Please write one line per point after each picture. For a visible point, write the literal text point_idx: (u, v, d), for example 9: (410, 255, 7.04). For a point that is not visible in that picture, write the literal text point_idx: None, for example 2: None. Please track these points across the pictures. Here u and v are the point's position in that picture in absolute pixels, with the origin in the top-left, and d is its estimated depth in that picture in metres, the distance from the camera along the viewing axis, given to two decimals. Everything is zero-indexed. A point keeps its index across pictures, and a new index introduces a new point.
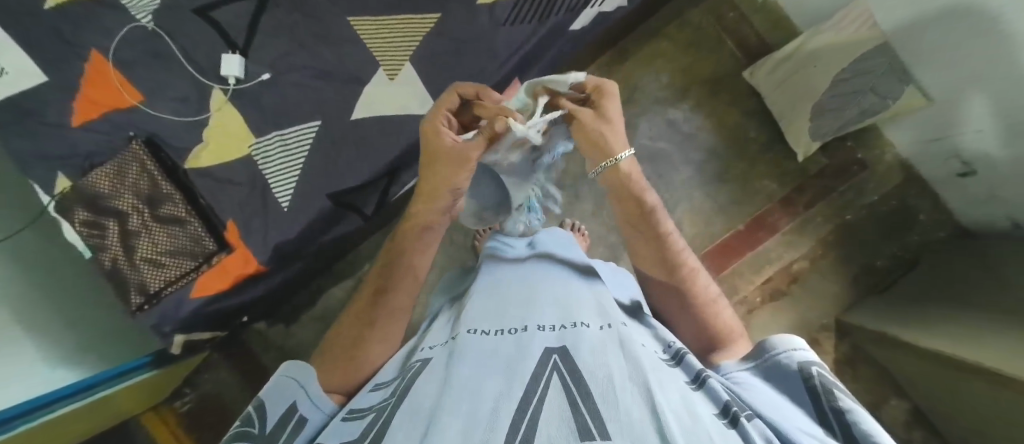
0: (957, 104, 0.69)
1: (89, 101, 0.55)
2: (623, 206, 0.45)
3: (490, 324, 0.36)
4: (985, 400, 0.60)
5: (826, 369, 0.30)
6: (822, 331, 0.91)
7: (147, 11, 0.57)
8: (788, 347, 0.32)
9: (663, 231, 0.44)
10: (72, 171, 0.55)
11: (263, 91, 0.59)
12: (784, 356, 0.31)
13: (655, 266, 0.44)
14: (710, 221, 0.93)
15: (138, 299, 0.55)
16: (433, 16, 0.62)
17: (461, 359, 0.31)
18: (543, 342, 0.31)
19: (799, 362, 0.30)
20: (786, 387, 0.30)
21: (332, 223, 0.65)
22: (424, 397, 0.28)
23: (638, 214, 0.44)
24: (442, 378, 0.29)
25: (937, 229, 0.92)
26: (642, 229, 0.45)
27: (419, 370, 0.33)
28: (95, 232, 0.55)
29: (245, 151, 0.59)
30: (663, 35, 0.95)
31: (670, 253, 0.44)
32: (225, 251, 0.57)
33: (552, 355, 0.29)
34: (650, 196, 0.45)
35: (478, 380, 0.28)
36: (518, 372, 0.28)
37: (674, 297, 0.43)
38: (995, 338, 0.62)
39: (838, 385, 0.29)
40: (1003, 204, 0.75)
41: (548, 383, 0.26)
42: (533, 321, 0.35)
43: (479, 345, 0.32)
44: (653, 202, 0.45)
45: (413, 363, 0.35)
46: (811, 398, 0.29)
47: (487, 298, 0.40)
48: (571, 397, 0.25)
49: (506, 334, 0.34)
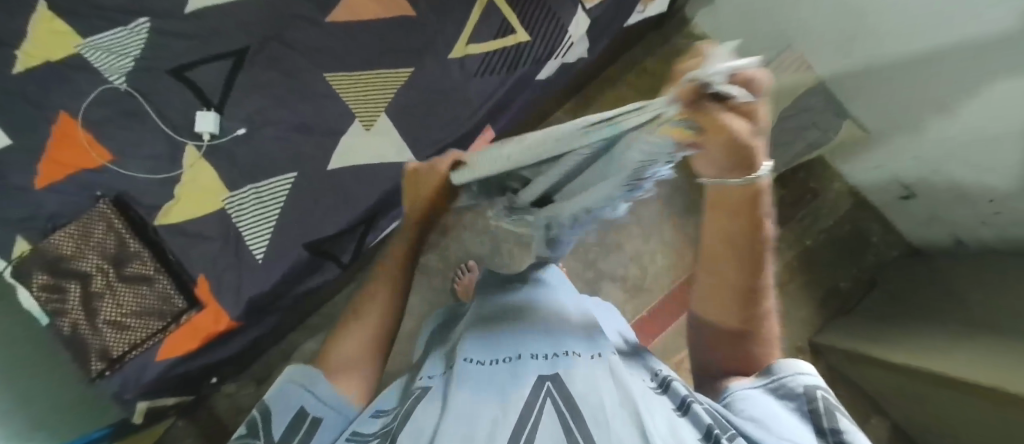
0: (892, 134, 0.76)
1: (56, 162, 0.55)
2: (722, 225, 0.28)
3: (485, 353, 0.36)
4: (959, 410, 0.62)
5: (831, 393, 0.29)
6: (798, 354, 0.94)
7: (121, 73, 0.57)
8: (792, 370, 0.30)
9: (764, 265, 0.31)
10: (32, 233, 0.54)
11: (237, 145, 0.60)
12: (790, 380, 0.29)
13: (728, 293, 0.32)
14: (681, 252, 0.97)
15: (99, 365, 0.52)
16: (406, 70, 0.65)
17: (456, 388, 0.30)
18: (536, 369, 0.31)
19: (805, 385, 0.29)
20: (793, 413, 0.28)
21: (308, 273, 0.64)
22: (425, 422, 0.29)
23: (732, 248, 0.29)
24: (439, 410, 0.29)
25: (889, 249, 0.98)
26: (726, 260, 0.30)
27: (417, 398, 0.32)
28: (54, 297, 0.53)
29: (220, 204, 0.59)
30: (622, 82, 1.02)
31: (754, 288, 0.32)
32: (195, 308, 0.56)
33: (546, 381, 0.30)
34: (767, 228, 0.29)
35: (475, 410, 0.28)
36: (512, 399, 0.28)
37: (727, 332, 0.34)
38: (959, 348, 0.66)
39: (840, 409, 0.28)
40: (945, 222, 0.82)
41: (541, 410, 0.27)
42: (526, 349, 0.35)
43: (476, 372, 0.32)
44: (769, 237, 0.29)
45: (414, 390, 0.34)
46: (817, 426, 0.27)
47: (484, 328, 0.40)
48: (566, 425, 0.26)
49: (501, 362, 0.34)
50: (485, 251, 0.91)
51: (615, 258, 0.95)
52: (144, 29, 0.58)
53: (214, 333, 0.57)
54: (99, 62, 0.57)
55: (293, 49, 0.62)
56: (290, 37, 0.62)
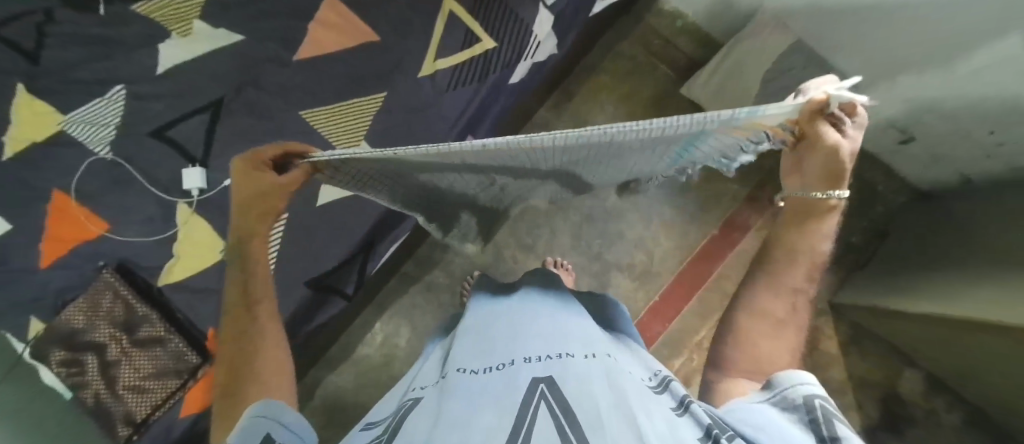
0: (878, 84, 0.74)
1: (54, 238, 0.55)
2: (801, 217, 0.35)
3: (477, 362, 0.36)
4: (996, 350, 0.60)
5: (829, 402, 0.29)
6: (819, 316, 0.93)
7: (105, 142, 0.58)
8: (793, 382, 0.30)
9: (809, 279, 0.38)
10: (44, 313, 0.56)
11: (227, 196, 0.61)
12: (789, 392, 0.30)
13: (774, 282, 0.38)
14: (686, 231, 0.96)
15: (125, 431, 0.55)
16: (380, 94, 0.65)
17: (449, 396, 0.31)
18: (530, 373, 0.32)
19: (803, 395, 0.29)
20: (795, 423, 0.28)
21: (315, 310, 0.67)
22: (416, 433, 0.28)
23: (798, 245, 0.37)
24: (430, 419, 0.29)
25: (897, 196, 0.96)
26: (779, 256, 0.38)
27: (409, 411, 0.32)
28: (74, 371, 0.55)
29: (218, 255, 0.60)
30: (600, 70, 1.01)
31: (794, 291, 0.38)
32: (208, 362, 0.59)
33: (539, 384, 0.30)
34: (823, 246, 0.36)
35: (469, 414, 0.28)
36: (506, 405, 0.28)
37: (757, 326, 0.38)
38: (981, 288, 0.64)
39: (841, 418, 0.28)
40: (950, 162, 0.79)
41: (536, 412, 0.27)
42: (519, 354, 0.35)
43: (468, 382, 0.32)
44: (821, 253, 0.37)
45: (405, 403, 0.35)
46: (816, 433, 0.27)
47: (477, 338, 0.40)
48: (560, 424, 0.25)
49: (493, 370, 0.34)
50: (488, 260, 0.91)
51: (620, 247, 0.94)
52: (122, 96, 0.58)
53: None
54: (81, 134, 0.57)
55: (266, 92, 0.62)
56: (262, 81, 0.62)
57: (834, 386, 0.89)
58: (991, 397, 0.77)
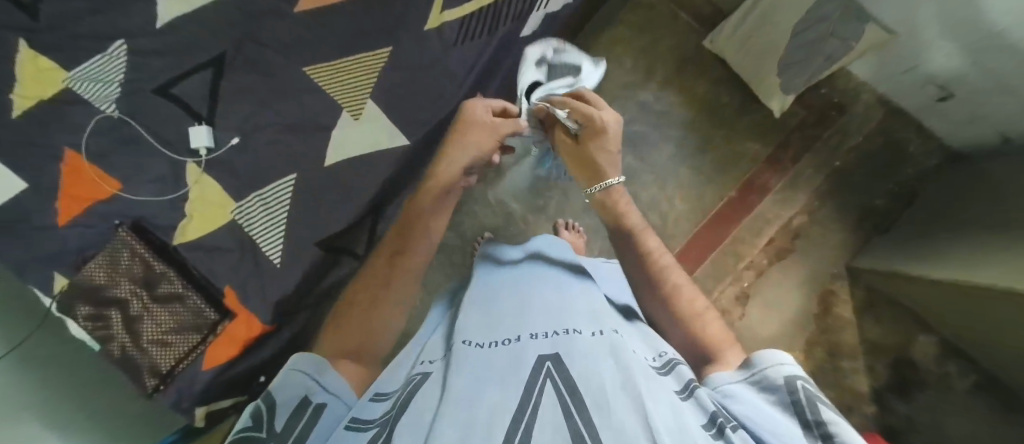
0: (919, 35, 0.68)
1: (72, 198, 0.55)
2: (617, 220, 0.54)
3: (483, 337, 0.37)
4: (1015, 319, 0.59)
5: (809, 381, 0.32)
6: (833, 281, 0.92)
7: (111, 100, 0.56)
8: (775, 362, 0.32)
9: (658, 257, 0.50)
10: (66, 269, 0.57)
11: (235, 155, 0.60)
12: (771, 371, 0.32)
13: (644, 278, 0.48)
14: (701, 193, 0.94)
15: (152, 381, 0.57)
16: (386, 49, 0.62)
17: (456, 370, 0.32)
18: (537, 350, 0.32)
19: (786, 377, 0.31)
20: (775, 405, 0.31)
21: (328, 268, 0.69)
22: (423, 407, 0.29)
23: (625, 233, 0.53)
24: (437, 394, 0.30)
25: (928, 157, 0.91)
26: (632, 252, 0.51)
27: (418, 384, 0.34)
28: (99, 325, 0.57)
29: (229, 215, 0.60)
30: (618, 21, 0.95)
31: (661, 272, 0.48)
32: (227, 318, 0.60)
33: (546, 362, 0.30)
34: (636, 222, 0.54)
35: (476, 390, 0.28)
36: (512, 381, 0.29)
37: (664, 312, 0.46)
38: (1005, 254, 0.62)
39: (823, 400, 0.30)
40: (989, 121, 0.74)
41: (541, 391, 0.27)
42: (525, 330, 0.36)
43: (475, 356, 0.33)
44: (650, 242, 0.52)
45: (413, 377, 0.36)
46: (802, 418, 0.29)
47: (484, 311, 0.41)
48: (565, 404, 0.26)
49: (500, 345, 0.35)
50: (500, 222, 0.91)
51: None
52: (123, 51, 0.56)
53: (249, 338, 0.63)
54: (86, 91, 0.55)
55: (269, 47, 0.59)
56: (263, 36, 0.59)
57: (843, 350, 0.89)
58: (1006, 365, 0.76)
